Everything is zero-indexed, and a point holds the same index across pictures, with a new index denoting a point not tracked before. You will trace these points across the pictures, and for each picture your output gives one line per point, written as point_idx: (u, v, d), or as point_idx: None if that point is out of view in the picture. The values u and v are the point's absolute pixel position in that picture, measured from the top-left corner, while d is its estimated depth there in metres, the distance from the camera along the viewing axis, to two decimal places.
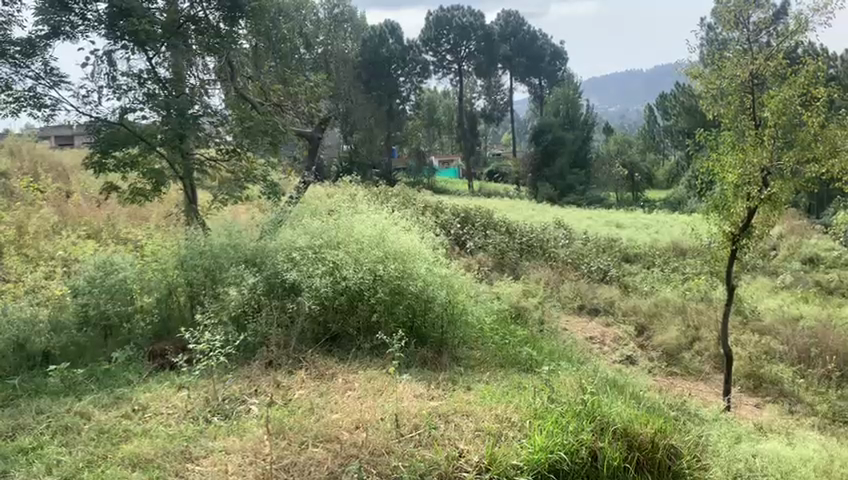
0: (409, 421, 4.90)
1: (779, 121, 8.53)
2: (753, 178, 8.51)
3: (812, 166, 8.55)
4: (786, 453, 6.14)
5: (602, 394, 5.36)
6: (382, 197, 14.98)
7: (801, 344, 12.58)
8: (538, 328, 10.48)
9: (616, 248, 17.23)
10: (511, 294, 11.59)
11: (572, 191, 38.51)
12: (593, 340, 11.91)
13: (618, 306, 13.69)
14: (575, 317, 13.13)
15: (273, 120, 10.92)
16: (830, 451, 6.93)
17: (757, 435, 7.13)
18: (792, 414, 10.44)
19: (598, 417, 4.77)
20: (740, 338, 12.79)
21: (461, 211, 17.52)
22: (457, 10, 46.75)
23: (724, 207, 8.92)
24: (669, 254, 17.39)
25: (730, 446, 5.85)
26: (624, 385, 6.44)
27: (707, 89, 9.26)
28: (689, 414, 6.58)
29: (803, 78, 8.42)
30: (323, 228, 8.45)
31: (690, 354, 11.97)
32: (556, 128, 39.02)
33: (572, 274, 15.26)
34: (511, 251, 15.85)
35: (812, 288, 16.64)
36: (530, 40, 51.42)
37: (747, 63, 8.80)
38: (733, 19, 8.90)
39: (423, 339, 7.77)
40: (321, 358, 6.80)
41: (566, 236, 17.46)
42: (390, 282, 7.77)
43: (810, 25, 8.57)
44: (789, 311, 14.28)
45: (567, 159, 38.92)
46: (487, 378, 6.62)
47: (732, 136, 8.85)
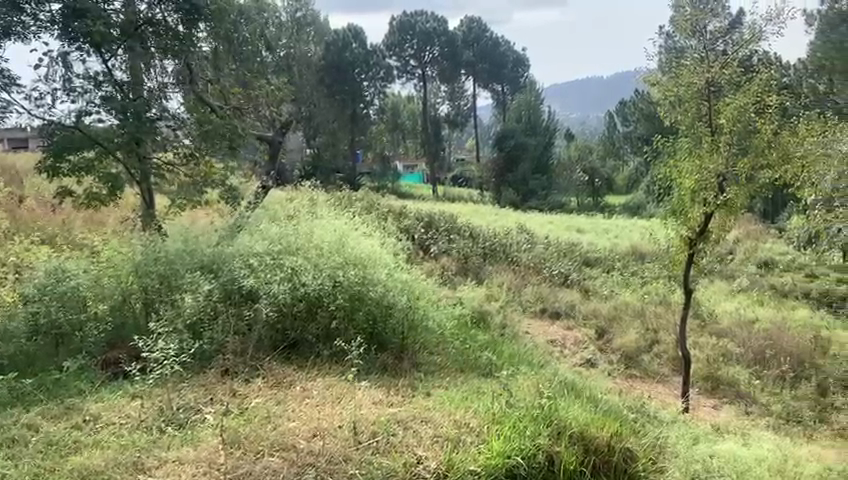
0: (367, 428, 4.89)
1: (733, 128, 8.75)
2: (709, 184, 8.74)
3: (766, 172, 8.75)
4: (742, 453, 6.28)
5: (560, 398, 5.41)
6: (346, 202, 14.95)
7: (757, 346, 12.89)
8: (500, 332, 10.55)
9: (577, 252, 17.42)
10: (473, 298, 11.67)
11: (534, 196, 38.90)
12: (554, 343, 12.04)
13: (579, 309, 13.83)
14: (536, 321, 13.25)
15: (233, 123, 10.74)
16: (783, 450, 7.11)
17: (713, 436, 7.29)
18: (747, 414, 10.68)
19: (555, 421, 4.79)
20: (698, 341, 13.04)
21: (425, 216, 17.56)
22: (420, 15, 46.90)
23: (681, 212, 9.12)
24: (629, 258, 17.65)
25: (688, 447, 5.96)
26: (583, 387, 6.53)
27: (665, 95, 9.41)
28: (647, 416, 6.69)
29: (756, 87, 8.63)
30: (283, 234, 8.40)
31: (649, 356, 12.16)
32: (519, 134, 39.38)
33: (534, 278, 15.40)
34: (474, 255, 15.93)
35: (767, 291, 17.06)
36: (493, 46, 51.80)
37: (704, 71, 8.96)
38: (691, 26, 9.06)
39: (384, 345, 7.76)
40: (279, 366, 6.75)
41: (528, 240, 17.62)
42: (351, 288, 7.75)
43: (763, 34, 8.77)
44: (744, 314, 14.59)
45: (530, 164, 39.28)
46: (447, 384, 6.64)
47: (689, 142, 9.02)
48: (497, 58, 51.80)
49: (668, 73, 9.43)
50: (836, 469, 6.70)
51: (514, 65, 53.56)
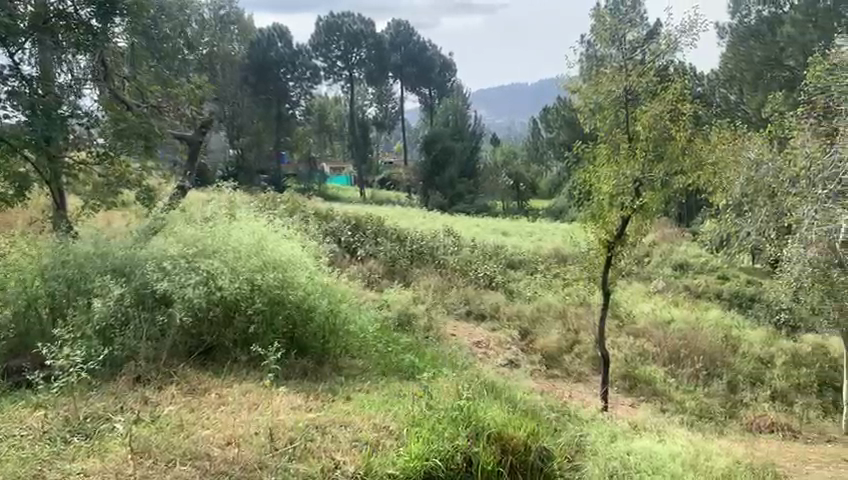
0: (284, 434, 4.82)
1: (649, 135, 9.06)
2: (626, 189, 9.06)
3: (680, 178, 9.18)
4: (658, 450, 6.48)
5: (478, 399, 5.47)
6: (270, 204, 14.72)
7: (672, 345, 13.37)
8: (425, 335, 10.57)
9: (502, 255, 17.66)
10: (398, 301, 11.67)
11: (461, 200, 39.39)
12: (479, 345, 12.15)
13: (503, 311, 14.01)
14: (462, 323, 13.34)
15: (149, 122, 10.36)
16: (696, 446, 7.39)
17: (631, 433, 7.51)
18: (663, 412, 11.03)
19: (473, 422, 4.80)
20: (617, 341, 13.41)
21: (352, 218, 17.45)
22: (347, 16, 46.74)
23: (599, 216, 9.39)
24: (552, 261, 18.02)
25: (607, 445, 6.12)
26: (503, 387, 6.62)
27: (585, 103, 9.64)
28: (568, 416, 6.83)
29: (671, 95, 8.98)
30: (198, 236, 8.20)
31: (570, 356, 12.45)
32: (446, 138, 39.69)
33: (460, 280, 15.52)
34: (400, 257, 15.92)
35: (681, 292, 17.74)
36: (421, 50, 51.99)
37: (622, 79, 9.24)
38: (609, 36, 9.33)
39: (304, 350, 7.68)
40: (194, 372, 6.58)
41: (455, 243, 17.72)
42: (269, 292, 7.65)
43: (679, 45, 9.13)
44: (661, 314, 15.08)
45: (457, 168, 39.66)
46: (367, 387, 6.62)
47: (607, 149, 9.27)
48: (425, 62, 52.05)
49: (589, 81, 9.58)
50: (744, 463, 7.00)
51: (442, 69, 53.89)
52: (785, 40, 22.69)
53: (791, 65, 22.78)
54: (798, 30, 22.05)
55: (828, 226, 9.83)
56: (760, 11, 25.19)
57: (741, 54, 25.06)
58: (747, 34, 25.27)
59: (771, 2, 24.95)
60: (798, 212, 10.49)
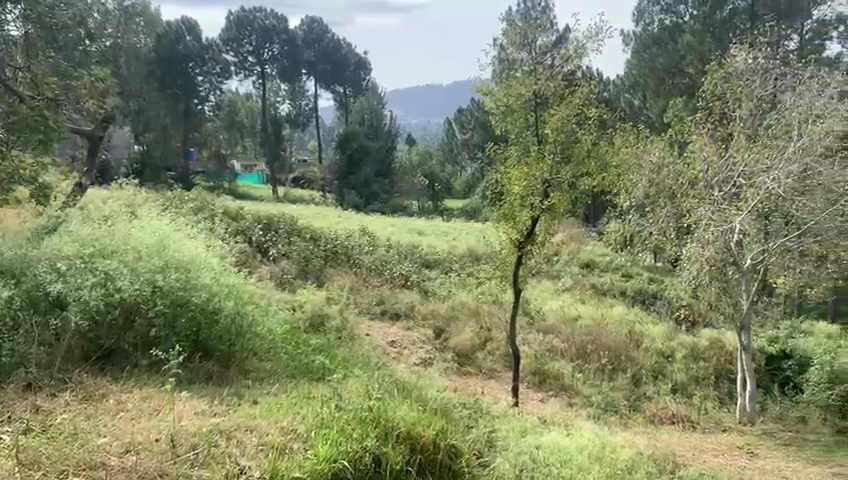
0: (187, 440, 4.68)
1: (557, 137, 9.33)
2: (536, 190, 9.27)
3: (586, 180, 9.49)
4: (566, 443, 6.66)
5: (387, 398, 5.49)
6: (177, 204, 14.30)
7: (580, 341, 13.79)
8: (339, 335, 10.48)
9: (417, 254, 17.71)
10: (312, 301, 11.56)
11: (376, 199, 39.29)
12: (393, 345, 12.16)
13: (418, 310, 14.07)
14: (376, 323, 13.34)
15: (46, 114, 9.76)
16: (602, 438, 7.65)
17: (540, 427, 7.71)
18: (570, 406, 11.40)
19: (382, 422, 4.84)
20: (527, 338, 13.71)
21: (263, 217, 17.12)
22: (259, 11, 46.07)
23: (511, 216, 9.57)
24: (466, 260, 18.24)
25: (518, 440, 6.25)
26: (415, 386, 6.66)
27: (496, 105, 9.78)
28: (480, 413, 6.93)
29: (576, 100, 9.28)
30: (96, 236, 7.91)
31: (483, 354, 12.70)
32: (361, 137, 39.56)
33: (375, 280, 15.47)
34: (314, 257, 15.77)
35: (589, 290, 18.34)
36: (335, 48, 51.47)
37: (532, 82, 9.44)
38: (520, 41, 9.50)
39: (209, 353, 7.41)
40: (91, 378, 6.28)
41: (370, 242, 17.63)
42: (172, 293, 7.43)
43: (586, 50, 9.41)
44: (569, 311, 15.50)
45: (372, 167, 39.60)
46: (276, 390, 6.51)
47: (517, 150, 9.45)
48: (338, 59, 51.45)
49: (500, 83, 9.75)
50: (646, 453, 7.31)
51: (357, 68, 53.51)
52: (685, 49, 23.80)
53: (690, 72, 23.84)
54: (698, 39, 23.27)
55: (722, 227, 10.42)
56: (662, 19, 26.04)
57: (645, 61, 25.96)
58: (650, 42, 26.25)
59: (672, 12, 25.95)
60: (697, 213, 10.91)
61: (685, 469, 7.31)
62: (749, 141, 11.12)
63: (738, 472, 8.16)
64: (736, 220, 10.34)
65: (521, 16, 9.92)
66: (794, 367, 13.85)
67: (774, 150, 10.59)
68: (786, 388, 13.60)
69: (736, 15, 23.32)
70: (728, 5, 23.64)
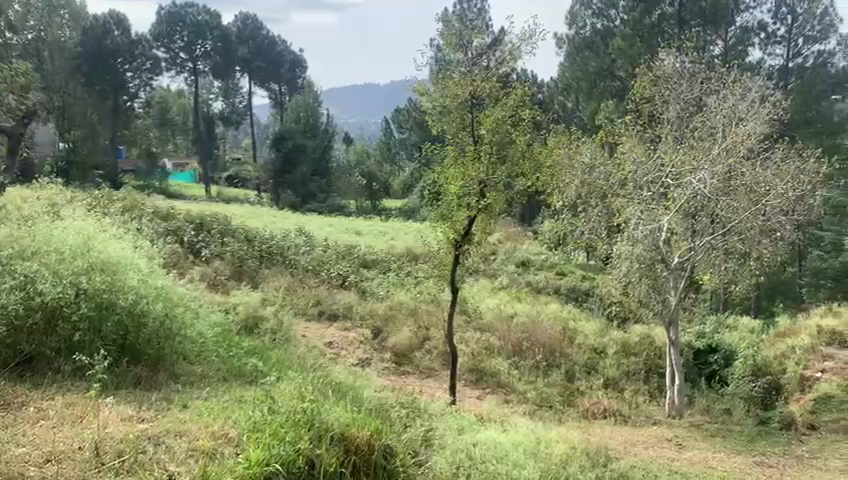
0: (113, 446, 4.56)
1: (493, 138, 9.44)
2: (472, 191, 9.36)
3: (520, 180, 9.64)
4: (502, 440, 6.71)
5: (322, 400, 5.43)
6: (104, 203, 13.83)
7: (516, 339, 13.98)
8: (274, 337, 10.35)
9: (354, 254, 17.60)
10: (246, 303, 11.36)
11: (313, 199, 38.91)
12: (331, 345, 12.07)
13: (356, 310, 14.00)
14: (312, 324, 13.23)
15: None
16: (537, 434, 7.79)
17: (478, 425, 7.77)
18: (507, 403, 11.57)
19: (316, 425, 4.78)
20: (464, 336, 13.80)
21: (196, 217, 16.74)
22: (191, 6, 44.98)
23: (448, 216, 9.63)
24: (403, 259, 18.28)
25: (455, 438, 6.29)
26: (353, 388, 6.64)
27: (432, 105, 9.80)
28: (418, 412, 6.94)
29: (512, 101, 9.44)
30: (15, 235, 7.58)
31: (421, 353, 12.77)
32: (297, 135, 39.08)
33: (311, 280, 15.32)
34: (249, 258, 15.52)
35: (524, 288, 18.65)
36: (270, 45, 50.65)
37: (467, 84, 9.52)
38: (456, 41, 9.59)
39: (136, 357, 7.27)
40: (10, 386, 6.02)
41: (307, 242, 17.44)
42: (96, 296, 7.20)
43: (520, 52, 9.55)
44: (505, 309, 15.69)
45: (308, 166, 39.19)
46: (207, 394, 6.38)
47: (454, 150, 9.54)
48: (274, 57, 50.61)
49: (437, 84, 9.80)
50: (580, 448, 7.44)
51: (292, 66, 52.77)
52: (616, 53, 24.17)
53: (621, 75, 24.63)
54: (627, 43, 23.70)
55: (651, 226, 10.79)
56: (594, 23, 26.01)
57: (577, 64, 26.15)
58: (583, 45, 26.04)
59: (603, 16, 25.90)
60: (626, 213, 11.25)
61: (617, 462, 7.48)
62: (676, 143, 11.49)
63: (667, 463, 8.40)
64: (663, 219, 10.70)
65: (457, 17, 9.96)
66: (720, 360, 14.36)
67: (699, 151, 11.00)
68: (713, 381, 14.09)
69: (664, 20, 24.05)
70: (657, 10, 24.13)
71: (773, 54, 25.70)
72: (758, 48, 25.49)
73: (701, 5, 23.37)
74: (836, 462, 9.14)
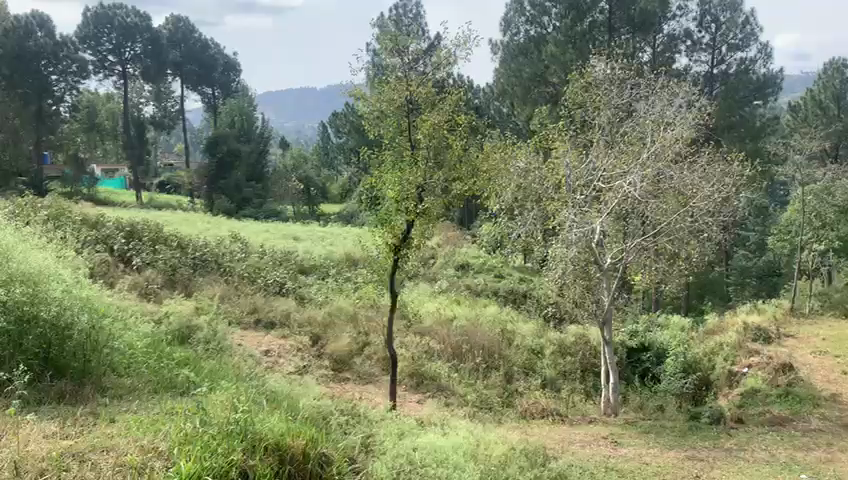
0: (34, 466, 4.39)
1: (430, 143, 9.53)
2: (410, 195, 9.40)
3: (457, 184, 9.73)
4: (441, 444, 6.69)
5: (256, 410, 5.38)
6: (26, 211, 13.24)
7: (455, 342, 14.05)
8: (207, 348, 10.09)
9: (292, 260, 17.38)
10: (179, 312, 11.08)
11: (248, 204, 38.26)
12: (268, 354, 11.87)
13: (293, 318, 13.80)
14: (250, 333, 13.01)
15: None
16: (476, 436, 7.82)
17: (418, 429, 7.76)
18: (447, 406, 11.63)
19: (250, 435, 4.81)
20: (404, 340, 13.77)
21: (126, 224, 16.20)
22: (120, 7, 43.77)
23: (386, 221, 9.66)
24: (342, 265, 18.17)
25: (395, 443, 6.24)
26: (292, 399, 6.61)
27: (369, 109, 9.78)
28: (357, 418, 6.94)
29: (448, 107, 9.52)
30: None
31: (361, 358, 12.79)
32: (231, 140, 38.47)
33: (247, 288, 15.05)
34: (183, 266, 15.12)
35: (463, 291, 18.78)
36: (202, 48, 49.34)
37: (404, 89, 9.52)
38: (392, 48, 9.52)
39: (61, 372, 7.00)
40: None
41: (242, 248, 17.09)
42: (17, 308, 6.90)
43: (456, 58, 9.61)
44: (445, 313, 15.77)
45: (243, 171, 38.53)
46: (136, 407, 6.20)
47: (392, 155, 9.56)
48: (207, 60, 49.54)
49: (373, 88, 9.77)
50: (518, 448, 7.52)
51: (226, 69, 51.70)
52: (549, 59, 24.52)
53: (555, 81, 24.85)
54: (560, 50, 24.09)
55: (585, 228, 11.08)
56: (528, 30, 26.45)
57: (511, 70, 26.18)
58: (517, 52, 26.40)
59: (537, 23, 26.27)
60: (561, 216, 11.48)
61: (554, 461, 7.60)
62: (608, 147, 11.80)
63: (603, 461, 8.58)
64: (597, 222, 10.99)
65: (392, 23, 9.97)
66: (653, 358, 14.81)
67: (630, 155, 11.36)
68: (646, 378, 14.50)
69: (595, 28, 24.54)
70: (588, 17, 24.60)
71: (699, 61, 26.61)
72: (684, 55, 26.41)
73: (630, 12, 24.38)
74: (763, 453, 9.50)
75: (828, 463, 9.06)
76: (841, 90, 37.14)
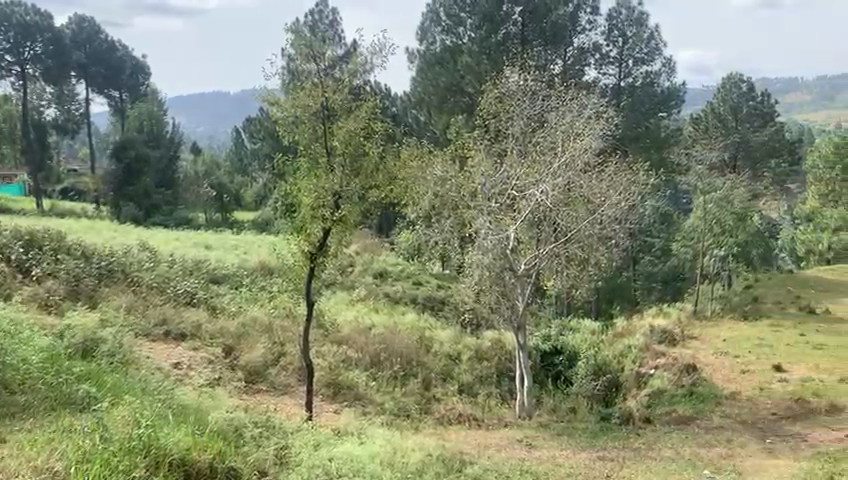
0: None
1: (345, 150, 9.49)
2: (326, 202, 9.34)
3: (374, 192, 9.74)
4: (358, 453, 6.63)
5: (161, 425, 5.28)
6: None
7: (373, 350, 13.99)
8: (111, 361, 9.66)
9: (204, 269, 16.91)
10: (82, 324, 10.57)
11: (158, 211, 36.97)
12: (178, 367, 11.49)
13: (206, 329, 13.42)
14: (159, 345, 12.59)
15: None
16: (393, 444, 7.79)
17: (335, 439, 7.68)
18: (364, 415, 11.58)
19: (153, 451, 4.76)
20: (321, 349, 13.62)
21: (25, 232, 15.35)
22: (18, 5, 41.25)
23: (301, 229, 9.49)
24: (256, 274, 17.82)
25: (309, 454, 6.16)
26: (202, 413, 6.47)
27: (283, 116, 9.60)
28: (271, 429, 6.82)
29: (363, 113, 9.51)
30: None
31: (276, 369, 12.59)
32: (139, 145, 36.98)
33: (156, 298, 14.54)
34: (87, 276, 14.47)
35: (381, 299, 18.74)
36: (108, 50, 47.31)
37: (319, 96, 9.45)
38: (307, 53, 9.41)
39: None
40: None
41: (152, 257, 16.48)
42: None
43: (371, 65, 9.62)
44: (362, 321, 15.67)
45: (153, 177, 37.25)
46: (30, 426, 5.88)
47: (307, 162, 9.44)
48: (113, 62, 47.66)
49: (288, 94, 9.61)
50: (435, 455, 7.57)
51: (134, 72, 49.93)
52: (464, 69, 24.97)
53: (470, 91, 25.26)
54: (475, 60, 24.56)
55: (500, 235, 11.27)
56: (443, 40, 26.55)
57: (427, 79, 26.42)
58: (433, 61, 26.59)
59: (452, 33, 26.37)
60: (476, 223, 11.65)
61: (471, 466, 7.69)
62: (521, 157, 12.06)
63: (518, 464, 8.74)
64: (510, 229, 11.20)
65: (306, 28, 9.86)
66: (564, 361, 15.18)
67: (541, 165, 11.64)
68: (559, 381, 14.83)
69: (508, 40, 25.14)
70: (502, 29, 25.16)
71: (607, 74, 27.56)
72: (593, 68, 27.34)
73: (542, 25, 25.10)
74: (669, 451, 9.89)
75: (728, 459, 9.52)
76: (737, 103, 39.33)
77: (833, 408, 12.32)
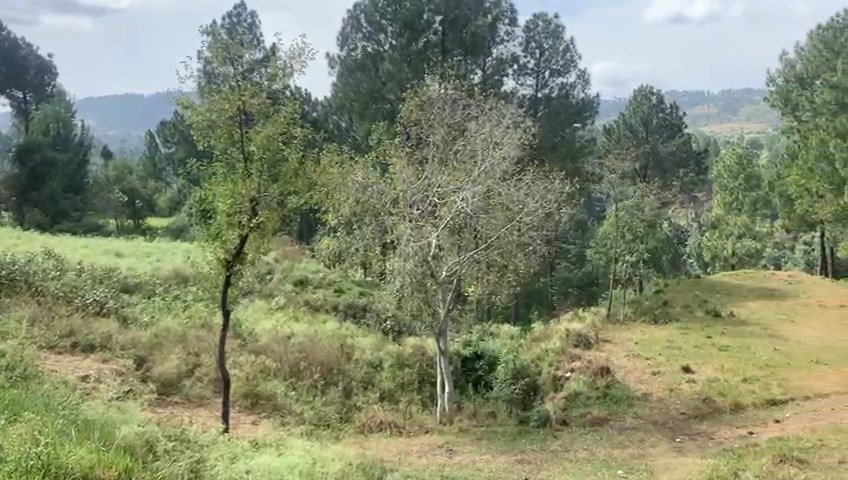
0: None
1: (263, 155, 9.35)
2: (242, 208, 9.16)
3: (293, 197, 9.63)
4: (276, 464, 6.51)
5: (62, 443, 5.05)
6: None
7: (292, 359, 13.79)
8: (13, 375, 9.19)
9: (114, 277, 16.27)
10: None
11: (65, 217, 35.44)
12: (86, 379, 11.02)
13: (116, 340, 12.92)
14: (66, 358, 12.03)
15: None
16: (313, 454, 7.70)
17: (252, 451, 7.54)
18: (283, 425, 11.41)
19: (53, 471, 4.54)
20: (238, 360, 13.33)
21: None
22: None
23: (216, 237, 9.27)
24: (170, 283, 17.29)
25: (224, 467, 6.01)
26: (110, 427, 6.22)
27: (198, 121, 9.34)
28: (185, 443, 6.63)
29: (281, 118, 9.38)
30: None
31: (191, 380, 12.24)
32: (44, 148, 35.30)
33: (63, 309, 13.89)
34: None
35: (300, 307, 18.51)
36: (10, 48, 44.93)
37: (236, 100, 9.25)
38: (224, 56, 9.17)
39: None
40: None
41: (57, 265, 15.72)
42: None
43: (290, 70, 9.50)
44: (282, 330, 15.42)
45: (59, 182, 35.74)
46: None
47: (223, 168, 9.27)
48: (16, 61, 45.30)
49: (204, 97, 9.35)
50: (355, 463, 7.53)
51: (39, 71, 47.67)
52: (385, 76, 25.17)
53: (391, 98, 25.36)
54: (396, 67, 24.79)
55: (421, 242, 11.37)
56: (364, 46, 26.45)
57: (348, 84, 26.38)
58: (354, 67, 26.45)
59: (373, 40, 26.38)
60: (397, 229, 11.68)
61: (390, 474, 7.69)
62: (442, 164, 12.17)
63: (438, 469, 8.79)
64: (432, 236, 11.30)
65: (223, 31, 9.64)
66: (485, 366, 15.31)
67: (462, 173, 11.79)
68: (479, 386, 14.99)
69: (428, 48, 25.32)
70: (423, 38, 25.40)
71: (524, 84, 28.15)
72: (512, 78, 27.86)
73: (462, 35, 25.44)
74: (584, 453, 10.16)
75: (640, 458, 9.85)
76: (647, 114, 40.90)
77: (737, 407, 12.93)
